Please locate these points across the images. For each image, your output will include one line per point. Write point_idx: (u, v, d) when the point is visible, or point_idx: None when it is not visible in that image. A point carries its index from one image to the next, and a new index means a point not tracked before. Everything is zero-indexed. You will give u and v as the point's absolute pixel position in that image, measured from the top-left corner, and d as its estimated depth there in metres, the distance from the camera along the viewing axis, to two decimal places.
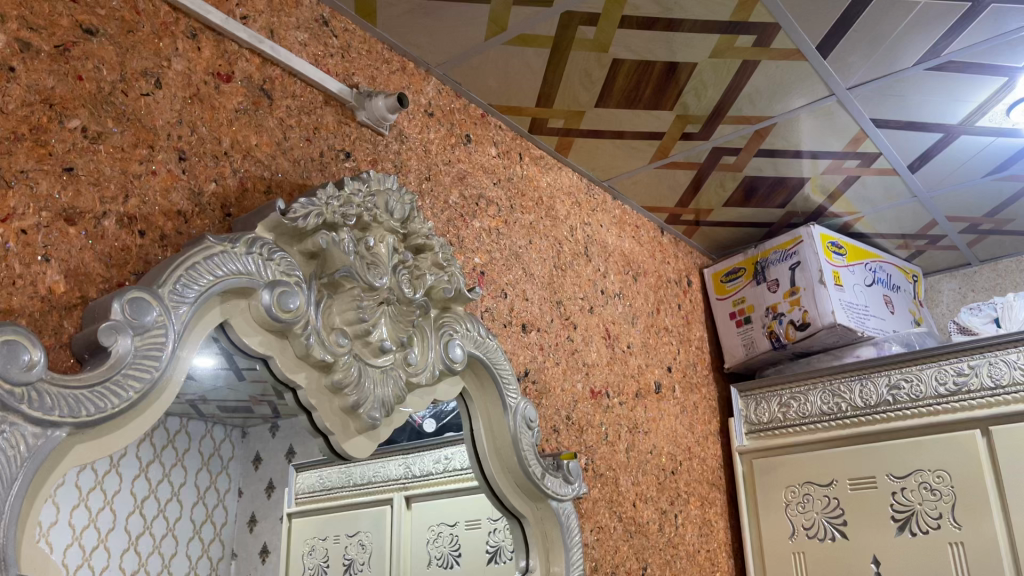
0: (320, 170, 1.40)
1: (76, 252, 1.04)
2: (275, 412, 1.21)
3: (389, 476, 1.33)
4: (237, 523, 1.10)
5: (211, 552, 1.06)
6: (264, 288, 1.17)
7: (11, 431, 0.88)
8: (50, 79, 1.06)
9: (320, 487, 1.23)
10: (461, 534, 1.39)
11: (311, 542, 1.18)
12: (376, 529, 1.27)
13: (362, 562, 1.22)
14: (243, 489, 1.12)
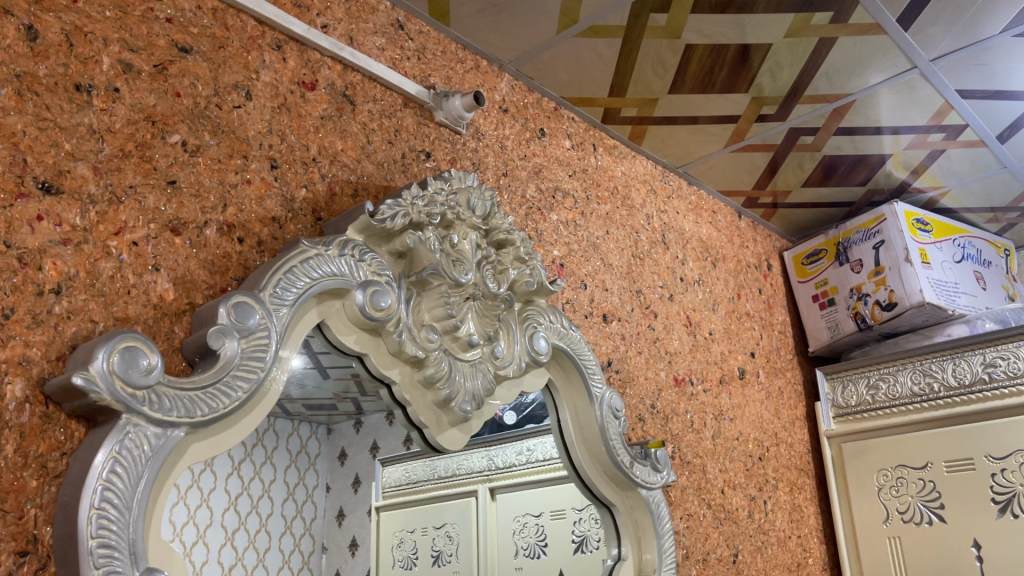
0: (403, 171, 1.44)
1: (183, 260, 1.09)
2: (370, 409, 1.24)
3: (473, 468, 1.34)
4: (326, 518, 1.13)
5: (302, 546, 1.09)
6: (357, 288, 1.21)
7: (134, 432, 0.93)
8: (151, 97, 1.11)
9: (406, 481, 1.25)
10: (546, 524, 1.40)
11: (399, 534, 1.20)
12: (463, 521, 1.29)
13: (450, 553, 1.25)
14: (331, 484, 1.15)
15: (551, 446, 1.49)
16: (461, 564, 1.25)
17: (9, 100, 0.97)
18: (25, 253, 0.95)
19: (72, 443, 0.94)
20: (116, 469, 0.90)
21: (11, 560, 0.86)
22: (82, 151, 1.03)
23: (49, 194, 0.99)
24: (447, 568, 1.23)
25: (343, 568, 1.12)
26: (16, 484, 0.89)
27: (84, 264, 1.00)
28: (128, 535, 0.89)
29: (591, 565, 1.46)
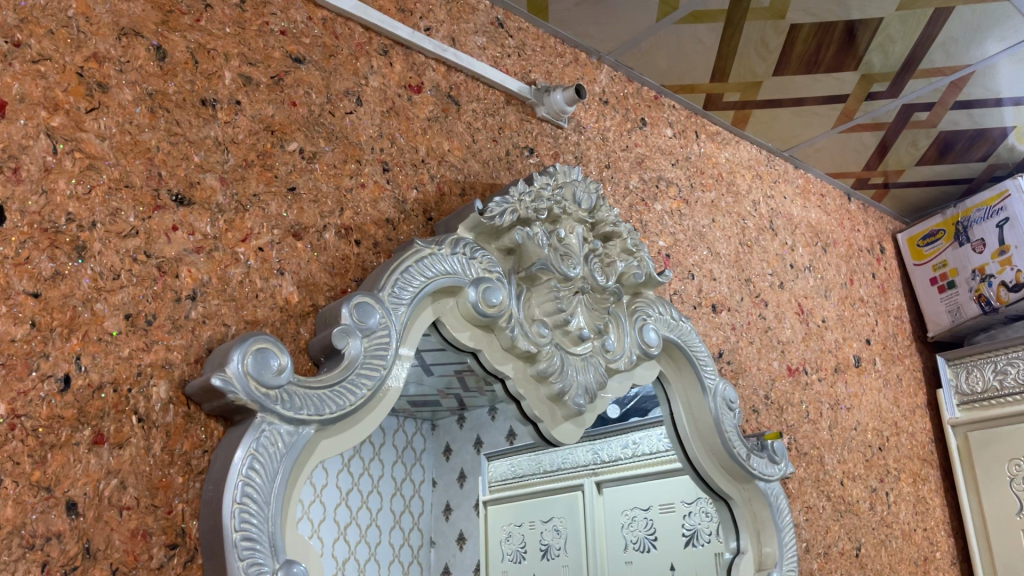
0: (508, 169, 1.45)
1: (305, 264, 1.13)
2: (475, 404, 1.23)
3: (578, 462, 1.33)
4: (433, 512, 1.11)
5: (412, 540, 1.08)
6: (469, 286, 1.23)
7: (270, 429, 0.97)
8: (270, 108, 1.16)
9: (512, 475, 1.24)
10: (656, 518, 1.37)
11: (507, 528, 1.19)
12: (571, 514, 1.28)
13: (558, 547, 1.24)
14: (437, 479, 1.13)
15: (658, 440, 1.47)
16: (570, 558, 1.24)
17: (142, 117, 1.03)
18: (163, 262, 1.00)
19: (212, 442, 0.98)
20: (254, 465, 0.94)
21: (163, 552, 0.91)
22: (209, 163, 1.08)
23: (182, 205, 1.04)
24: (557, 561, 1.23)
25: (451, 562, 1.11)
26: (165, 481, 0.94)
27: (216, 270, 1.04)
28: (268, 528, 0.93)
29: (702, 559, 1.43)
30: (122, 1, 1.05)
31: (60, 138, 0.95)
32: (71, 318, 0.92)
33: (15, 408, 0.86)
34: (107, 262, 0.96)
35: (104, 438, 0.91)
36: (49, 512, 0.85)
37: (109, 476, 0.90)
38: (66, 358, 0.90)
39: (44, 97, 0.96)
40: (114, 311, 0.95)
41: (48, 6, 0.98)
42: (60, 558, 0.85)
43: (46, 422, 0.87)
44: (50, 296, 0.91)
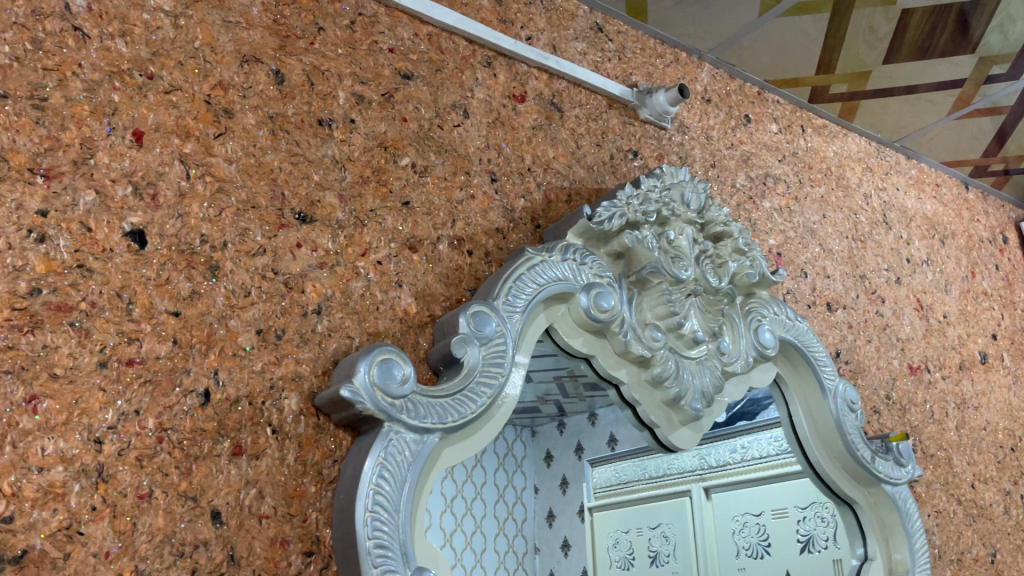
0: (613, 172, 1.44)
1: (421, 275, 1.16)
2: (574, 410, 1.21)
3: (684, 467, 1.29)
4: (537, 519, 1.11)
5: (516, 546, 1.08)
6: (581, 291, 1.21)
7: (397, 438, 0.99)
8: (383, 125, 1.19)
9: (617, 480, 1.22)
10: (768, 523, 1.33)
11: (614, 535, 1.18)
12: (679, 521, 1.26)
13: (667, 553, 1.23)
14: (539, 485, 1.13)
15: (768, 443, 1.42)
16: (679, 564, 1.23)
17: (265, 140, 1.07)
18: (290, 278, 1.04)
19: (341, 451, 1.01)
20: (384, 473, 0.96)
21: (300, 559, 0.94)
22: (328, 181, 1.11)
23: (305, 223, 1.07)
24: (665, 569, 1.22)
25: (556, 569, 1.10)
26: (299, 490, 0.97)
27: (338, 285, 1.07)
28: (399, 535, 0.95)
29: (821, 567, 1.38)
30: (243, 30, 1.09)
31: (192, 164, 1.00)
32: (209, 335, 0.96)
33: (163, 422, 0.90)
34: (239, 280, 1.00)
35: (242, 449, 0.94)
36: (196, 520, 0.89)
37: (248, 486, 0.94)
38: (206, 373, 0.94)
39: (177, 125, 1.01)
40: (247, 327, 0.99)
41: (177, 39, 1.03)
42: (207, 565, 0.88)
43: (190, 435, 0.91)
44: (189, 314, 0.95)
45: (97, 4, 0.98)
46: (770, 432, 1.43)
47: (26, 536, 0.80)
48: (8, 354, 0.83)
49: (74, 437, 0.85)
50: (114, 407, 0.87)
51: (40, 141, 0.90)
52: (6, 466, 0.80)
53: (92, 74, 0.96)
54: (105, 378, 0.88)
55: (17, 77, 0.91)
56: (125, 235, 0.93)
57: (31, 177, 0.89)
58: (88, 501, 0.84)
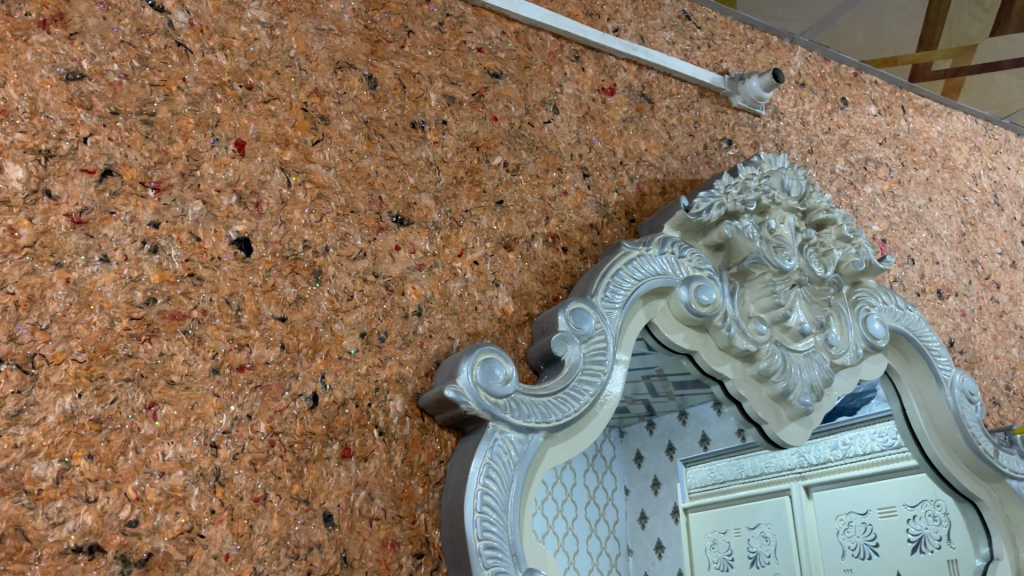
0: (707, 162, 1.40)
1: (518, 274, 1.14)
2: (664, 409, 1.17)
3: (783, 465, 1.25)
4: (629, 520, 1.08)
5: (609, 548, 1.05)
6: (681, 285, 1.18)
7: (502, 438, 0.97)
8: (474, 125, 1.18)
9: (711, 480, 1.18)
10: (875, 522, 1.28)
11: (712, 535, 1.15)
12: (778, 521, 1.21)
13: (768, 554, 1.19)
14: (629, 487, 1.10)
15: (872, 439, 1.35)
16: (781, 565, 1.19)
17: (361, 145, 1.08)
18: (390, 281, 1.04)
19: (447, 452, 1.01)
20: (491, 473, 0.95)
21: (411, 561, 0.94)
22: (423, 183, 1.11)
23: (402, 226, 1.07)
24: (767, 570, 1.18)
25: (650, 570, 1.07)
26: (407, 492, 0.97)
27: (437, 286, 1.07)
28: (508, 537, 0.94)
29: (934, 568, 1.31)
30: (335, 37, 1.10)
31: (292, 171, 1.02)
32: (315, 339, 0.97)
33: (274, 426, 0.91)
34: (341, 285, 1.00)
35: (351, 452, 0.95)
36: (310, 523, 0.90)
37: (358, 488, 0.94)
38: (313, 377, 0.95)
39: (277, 134, 1.02)
40: (351, 330, 0.99)
41: (273, 49, 1.05)
42: (322, 567, 0.89)
43: (301, 439, 0.92)
44: (295, 319, 0.96)
45: (197, 20, 1.01)
46: (875, 427, 1.37)
47: (150, 539, 0.82)
48: (128, 362, 0.86)
49: (192, 442, 0.86)
50: (228, 412, 0.89)
51: (149, 154, 0.93)
52: (129, 471, 0.83)
53: (195, 88, 0.98)
54: (219, 383, 0.90)
55: (126, 94, 0.94)
56: (231, 243, 0.95)
57: (143, 190, 0.91)
58: (207, 505, 0.85)
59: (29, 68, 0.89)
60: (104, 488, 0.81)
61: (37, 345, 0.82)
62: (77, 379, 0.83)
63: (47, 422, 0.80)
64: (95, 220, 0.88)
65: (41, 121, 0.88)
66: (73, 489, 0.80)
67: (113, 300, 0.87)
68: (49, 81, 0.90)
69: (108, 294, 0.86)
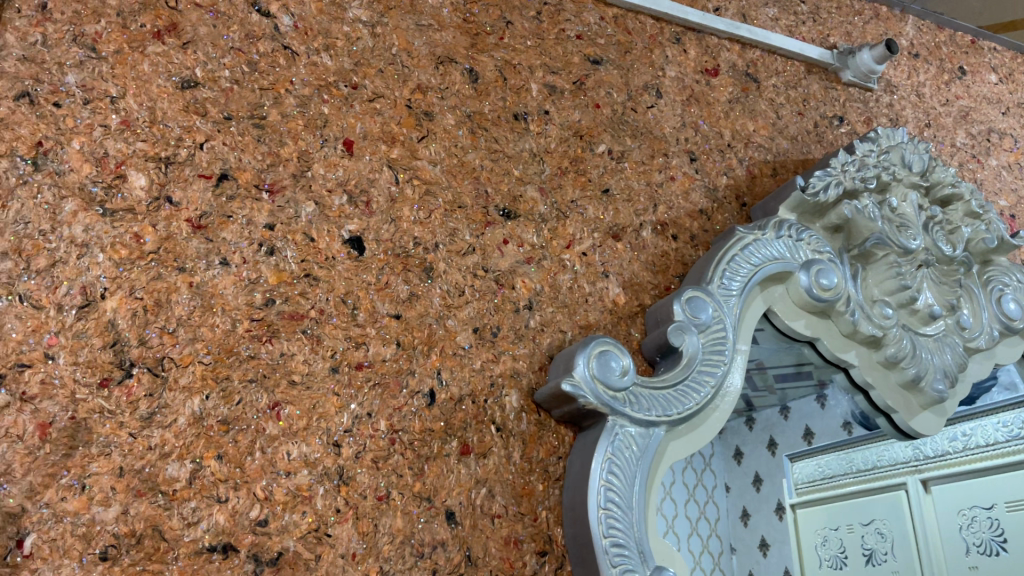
0: (819, 141, 1.34)
1: (628, 264, 1.11)
2: (764, 404, 1.09)
3: (896, 458, 1.17)
4: (730, 518, 1.02)
5: (711, 546, 0.99)
6: (800, 270, 1.13)
7: (622, 433, 0.95)
8: (576, 113, 1.15)
9: (820, 476, 1.11)
10: (1003, 517, 1.15)
11: (822, 532, 1.07)
12: (896, 516, 1.12)
13: (885, 552, 1.09)
14: (730, 484, 1.04)
15: (994, 429, 1.23)
16: (899, 563, 1.10)
17: (465, 139, 1.07)
18: (500, 275, 1.02)
19: (565, 447, 0.99)
20: (613, 469, 0.93)
21: (535, 559, 0.93)
22: (528, 175, 1.09)
23: (509, 219, 1.06)
24: (884, 568, 1.08)
25: (755, 570, 1.00)
26: (527, 489, 0.95)
27: (547, 279, 1.05)
28: (634, 534, 0.91)
29: None
30: (435, 32, 1.10)
31: (400, 168, 1.01)
32: (429, 336, 0.96)
33: (394, 424, 0.91)
34: (452, 281, 0.99)
35: (470, 449, 0.93)
36: (433, 521, 0.89)
37: (479, 485, 0.93)
38: (429, 373, 0.94)
39: (383, 131, 1.02)
40: (464, 326, 0.98)
41: (376, 48, 1.05)
42: (447, 565, 0.88)
43: (420, 436, 0.91)
44: (409, 316, 0.96)
45: (302, 23, 1.02)
46: (997, 416, 1.25)
47: (280, 538, 0.82)
48: (251, 363, 0.86)
49: (315, 441, 0.87)
50: (348, 411, 0.89)
51: (262, 157, 0.94)
52: (257, 471, 0.83)
53: (303, 89, 0.99)
54: (338, 382, 0.90)
55: (238, 99, 0.95)
56: (345, 242, 0.95)
57: (257, 193, 0.92)
58: (333, 504, 0.85)
59: (147, 78, 0.91)
60: (234, 488, 0.82)
61: (165, 349, 0.83)
62: (204, 381, 0.84)
63: (177, 423, 0.81)
64: (214, 224, 0.89)
65: (160, 129, 0.90)
66: (205, 489, 0.81)
67: (235, 302, 0.88)
68: (165, 90, 0.92)
69: (230, 296, 0.87)
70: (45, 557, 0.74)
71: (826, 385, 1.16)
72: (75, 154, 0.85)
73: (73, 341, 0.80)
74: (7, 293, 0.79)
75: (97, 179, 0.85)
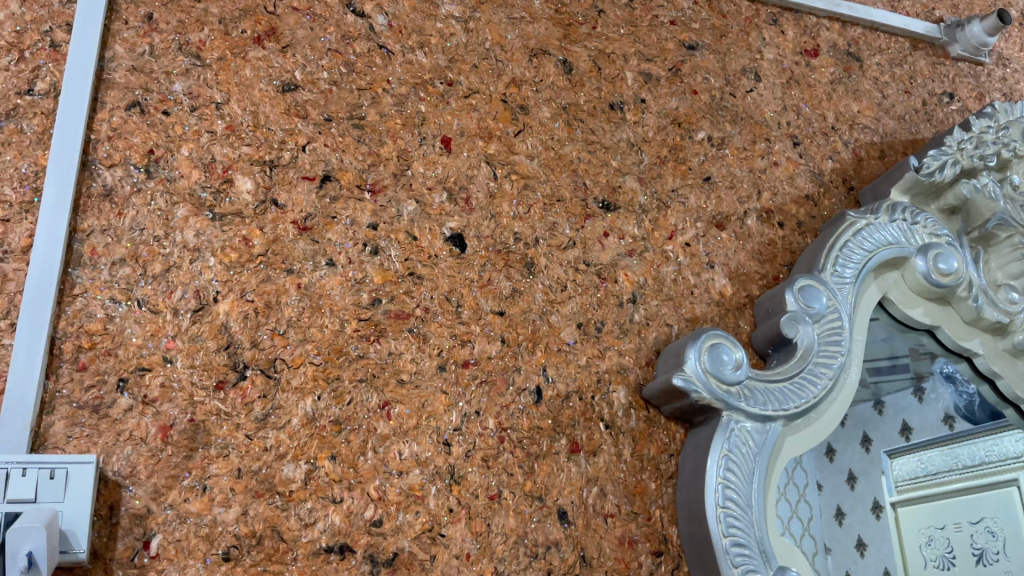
0: (928, 120, 1.27)
1: (733, 254, 1.07)
2: (857, 398, 1.01)
3: (1008, 453, 1.05)
4: (824, 517, 0.95)
5: (805, 546, 0.93)
6: (917, 255, 1.07)
7: (738, 429, 0.91)
8: (674, 100, 1.12)
9: (923, 472, 1.02)
10: None
11: (927, 531, 0.99)
12: (1009, 513, 1.01)
13: (997, 552, 0.99)
14: (822, 482, 0.97)
15: None
16: (1014, 563, 0.99)
17: (562, 131, 1.05)
18: (602, 269, 1.00)
19: (676, 444, 0.96)
20: (731, 465, 0.90)
21: (651, 559, 0.90)
22: (627, 165, 1.06)
23: (609, 211, 1.03)
24: (997, 569, 0.99)
25: (852, 571, 0.94)
26: (639, 487, 0.92)
27: (650, 271, 1.02)
28: (754, 532, 0.88)
29: None
30: (528, 24, 1.08)
31: (498, 164, 1.00)
32: (533, 332, 0.94)
33: (502, 422, 0.89)
34: (554, 276, 0.97)
35: (579, 447, 0.91)
36: (545, 521, 0.87)
37: (590, 484, 0.90)
38: (535, 370, 0.92)
39: (480, 127, 1.01)
40: (568, 322, 0.96)
41: (469, 43, 1.04)
42: (562, 566, 0.86)
43: (529, 434, 0.90)
44: (512, 312, 0.94)
45: (396, 21, 1.01)
46: None
47: (395, 539, 0.82)
48: (361, 362, 0.86)
49: (426, 440, 0.86)
50: (457, 409, 0.88)
51: (363, 157, 0.94)
52: (370, 471, 0.83)
53: (399, 88, 0.98)
54: (446, 380, 0.89)
55: (337, 99, 0.95)
56: (446, 240, 0.94)
57: (360, 193, 0.92)
58: (446, 503, 0.84)
59: (249, 84, 0.92)
60: (348, 488, 0.82)
61: (277, 350, 0.84)
62: (316, 381, 0.84)
63: (291, 424, 0.82)
64: (319, 225, 0.89)
65: (263, 133, 0.91)
66: (320, 489, 0.81)
67: (342, 302, 0.88)
68: (267, 93, 0.92)
69: (337, 297, 0.88)
70: (171, 557, 0.75)
71: (925, 377, 1.06)
72: (184, 160, 0.87)
73: (189, 344, 0.81)
74: (126, 298, 0.80)
75: (205, 185, 0.87)
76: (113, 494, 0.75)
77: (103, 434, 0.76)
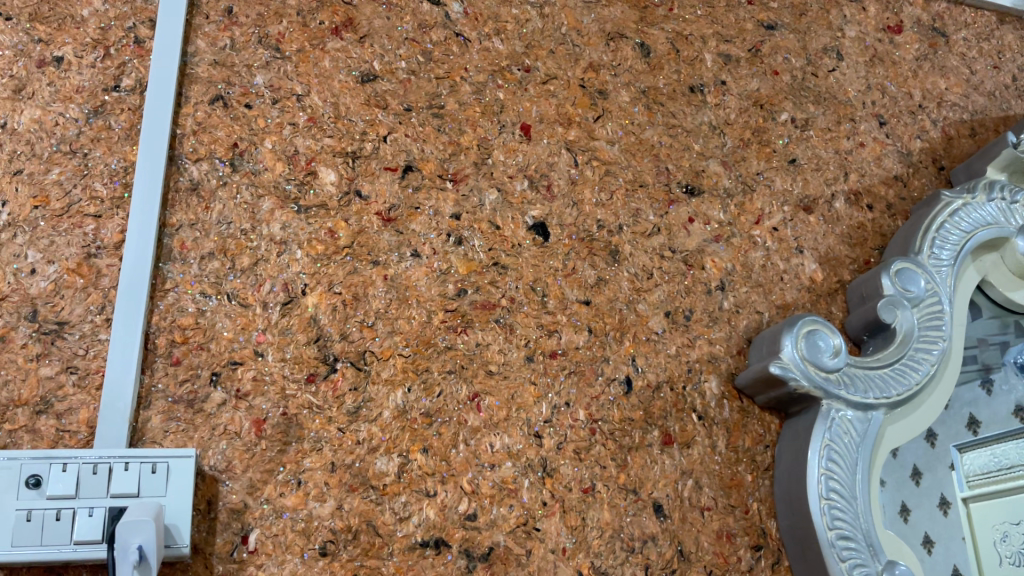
0: (1019, 97, 1.22)
1: (822, 238, 1.03)
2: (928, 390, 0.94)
3: None
4: (889, 515, 0.88)
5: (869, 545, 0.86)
6: (1017, 236, 1.03)
7: (839, 417, 0.88)
8: (754, 82, 1.08)
9: (997, 466, 0.94)
10: None
11: (1002, 527, 0.92)
12: None
13: None
14: (886, 478, 0.89)
15: None
16: None
17: (642, 116, 1.02)
18: (688, 255, 0.97)
19: (771, 435, 0.93)
20: (833, 456, 0.86)
21: (750, 553, 0.87)
22: (710, 149, 1.03)
23: (693, 196, 1.00)
24: None
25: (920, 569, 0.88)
26: (736, 479, 0.89)
27: (738, 257, 0.99)
28: (860, 525, 0.85)
29: None
30: (603, 8, 1.06)
31: (579, 150, 0.98)
32: (620, 321, 0.92)
33: (593, 413, 0.87)
34: (640, 263, 0.95)
35: (673, 438, 0.89)
36: (641, 514, 0.85)
37: (685, 477, 0.88)
38: (624, 360, 0.90)
39: (559, 113, 0.99)
40: (656, 310, 0.93)
41: (545, 28, 1.02)
42: (659, 560, 0.84)
43: (620, 425, 0.87)
44: (599, 301, 0.92)
45: (471, 8, 1.00)
46: None
47: (490, 533, 0.80)
48: (449, 354, 0.85)
49: (517, 432, 0.84)
50: (547, 400, 0.86)
51: (444, 147, 0.92)
52: (463, 464, 0.81)
53: (477, 76, 0.97)
54: (535, 371, 0.87)
55: (416, 89, 0.94)
56: (529, 229, 0.92)
57: (442, 183, 0.91)
58: (539, 496, 0.82)
59: (329, 75, 0.91)
60: (441, 482, 0.80)
61: (367, 342, 0.82)
62: (406, 373, 0.83)
63: (383, 417, 0.80)
64: (403, 216, 0.88)
65: (345, 125, 0.90)
66: (414, 483, 0.79)
67: (428, 293, 0.86)
68: (346, 84, 0.91)
69: (423, 288, 0.86)
70: (269, 553, 0.74)
71: (994, 369, 0.98)
72: (268, 153, 0.86)
73: (279, 338, 0.80)
74: (216, 292, 0.80)
75: (290, 178, 0.86)
76: (210, 488, 0.75)
77: (198, 429, 0.76)
